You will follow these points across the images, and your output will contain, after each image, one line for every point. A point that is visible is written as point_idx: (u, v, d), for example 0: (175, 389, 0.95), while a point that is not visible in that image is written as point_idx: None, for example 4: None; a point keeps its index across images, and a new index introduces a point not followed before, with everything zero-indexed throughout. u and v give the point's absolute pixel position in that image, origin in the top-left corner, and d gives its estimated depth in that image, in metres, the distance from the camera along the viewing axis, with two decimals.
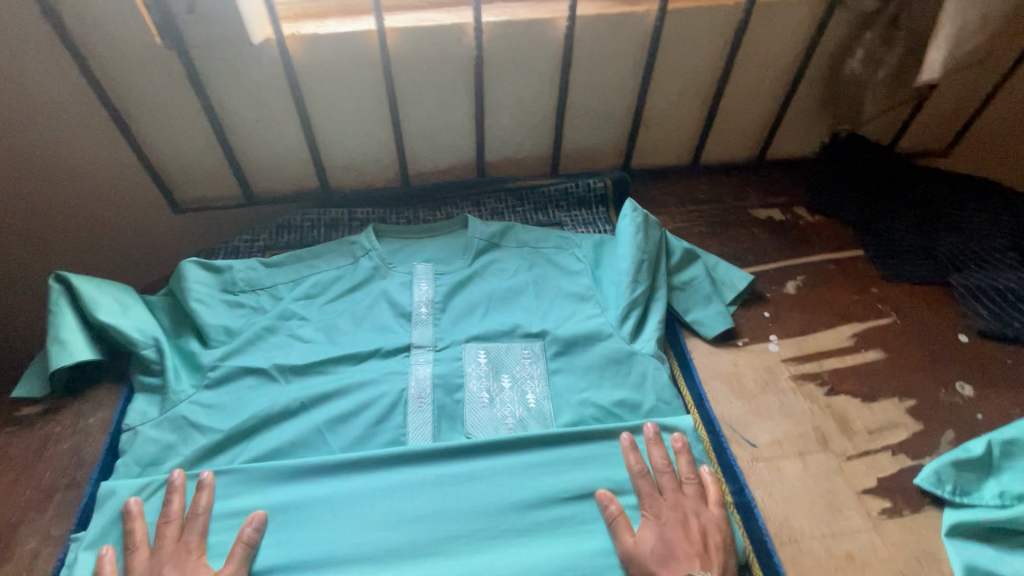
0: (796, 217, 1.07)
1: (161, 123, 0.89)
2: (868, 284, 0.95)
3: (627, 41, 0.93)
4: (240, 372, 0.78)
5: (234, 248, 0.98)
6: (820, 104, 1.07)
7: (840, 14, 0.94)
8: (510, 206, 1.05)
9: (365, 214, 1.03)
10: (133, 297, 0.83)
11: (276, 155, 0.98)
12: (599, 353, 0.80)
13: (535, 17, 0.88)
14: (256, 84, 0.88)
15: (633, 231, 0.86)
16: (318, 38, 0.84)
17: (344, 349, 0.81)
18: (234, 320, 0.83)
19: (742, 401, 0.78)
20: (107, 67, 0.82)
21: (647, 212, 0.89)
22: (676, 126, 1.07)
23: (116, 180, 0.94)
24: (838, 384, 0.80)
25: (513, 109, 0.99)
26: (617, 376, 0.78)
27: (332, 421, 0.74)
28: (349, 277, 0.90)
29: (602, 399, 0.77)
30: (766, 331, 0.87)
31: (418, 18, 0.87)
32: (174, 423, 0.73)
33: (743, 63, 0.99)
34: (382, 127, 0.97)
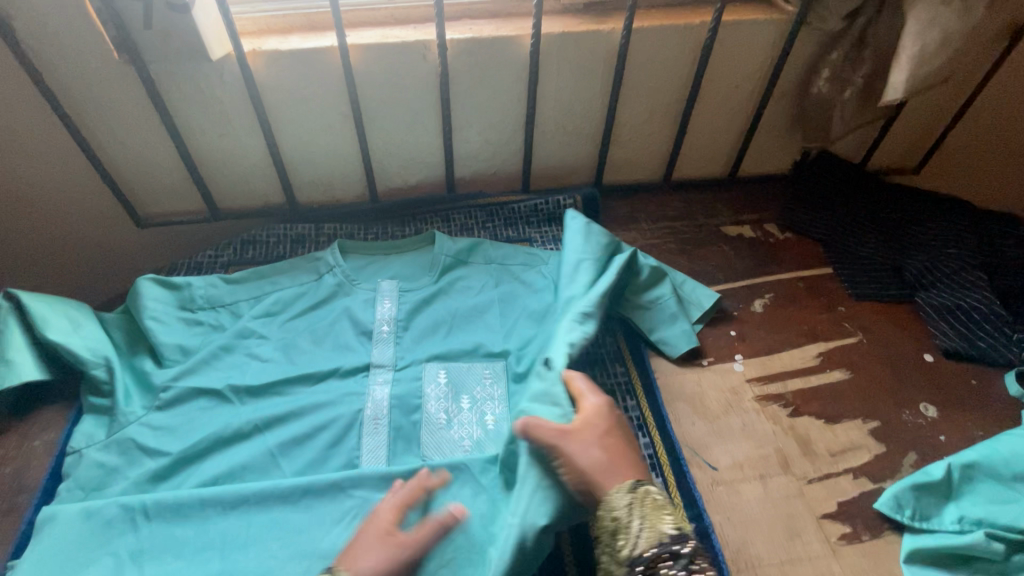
0: (767, 234, 1.07)
1: (121, 138, 0.88)
2: (837, 301, 0.95)
3: (595, 59, 0.93)
4: (193, 393, 0.76)
5: (196, 264, 0.96)
6: (790, 122, 1.07)
7: (807, 33, 0.95)
8: (480, 222, 1.05)
9: (332, 230, 1.02)
10: (86, 314, 0.81)
11: (241, 171, 0.97)
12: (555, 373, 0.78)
13: (500, 35, 0.88)
14: (217, 98, 0.86)
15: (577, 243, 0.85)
16: (281, 54, 0.84)
17: (302, 369, 0.80)
18: (190, 338, 0.82)
19: (705, 422, 0.77)
20: (64, 81, 0.80)
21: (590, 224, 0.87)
22: (646, 143, 1.07)
23: (75, 194, 0.92)
24: (801, 405, 0.80)
25: (482, 125, 0.99)
26: None
27: (285, 444, 0.73)
28: (313, 294, 0.88)
29: None
30: (731, 350, 0.86)
31: (382, 35, 0.87)
32: (121, 446, 0.71)
33: (711, 81, 0.99)
34: (349, 143, 0.97)
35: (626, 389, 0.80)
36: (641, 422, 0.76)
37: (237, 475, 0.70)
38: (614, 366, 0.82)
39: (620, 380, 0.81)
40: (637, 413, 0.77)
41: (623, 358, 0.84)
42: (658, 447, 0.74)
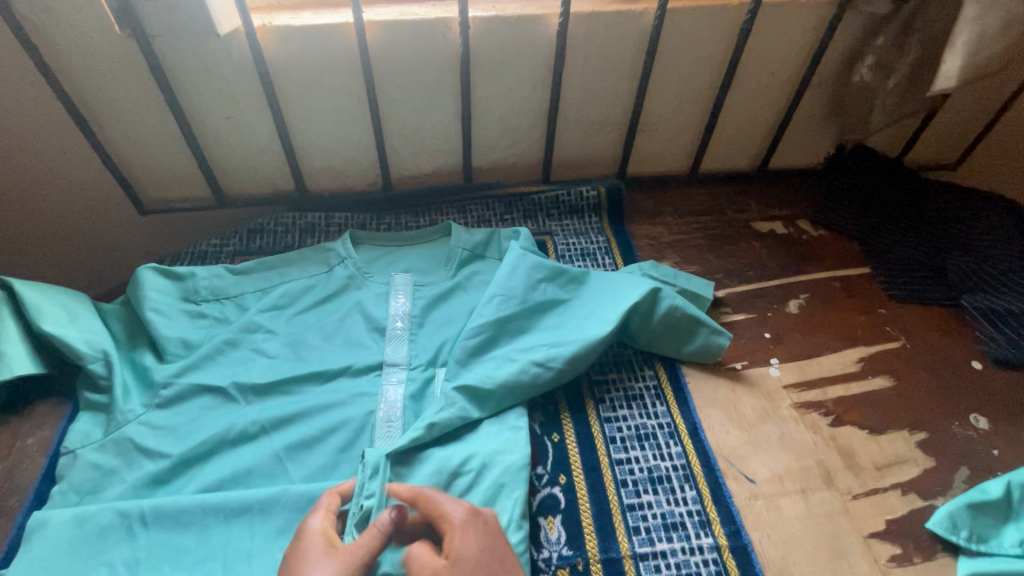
0: (799, 230, 1.02)
1: (123, 118, 0.83)
2: (876, 303, 0.89)
3: (625, 42, 0.87)
4: (195, 390, 0.72)
5: (200, 253, 0.92)
6: (826, 112, 1.02)
7: (851, 17, 0.89)
8: (498, 214, 1.00)
9: (343, 219, 0.97)
10: (84, 306, 0.76)
11: (249, 155, 0.92)
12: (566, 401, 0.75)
13: (526, 13, 0.82)
14: (224, 77, 0.81)
15: (527, 289, 0.78)
16: (292, 30, 0.78)
17: (311, 367, 0.75)
18: (193, 332, 0.77)
19: (741, 431, 0.72)
20: (62, 57, 0.75)
21: (521, 265, 0.79)
22: (674, 133, 1.01)
23: (74, 177, 0.87)
24: (842, 413, 0.75)
25: (503, 111, 0.93)
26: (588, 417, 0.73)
27: (292, 447, 0.68)
28: (322, 286, 0.83)
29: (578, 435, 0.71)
30: (766, 354, 0.81)
31: (401, 12, 0.81)
32: (118, 446, 0.67)
33: (747, 67, 0.93)
34: (363, 128, 0.92)
35: (655, 394, 0.75)
36: (672, 429, 0.72)
37: (242, 480, 0.66)
38: (643, 369, 0.78)
39: (649, 384, 0.76)
40: (668, 419, 0.73)
41: (652, 362, 0.79)
42: (691, 456, 0.69)
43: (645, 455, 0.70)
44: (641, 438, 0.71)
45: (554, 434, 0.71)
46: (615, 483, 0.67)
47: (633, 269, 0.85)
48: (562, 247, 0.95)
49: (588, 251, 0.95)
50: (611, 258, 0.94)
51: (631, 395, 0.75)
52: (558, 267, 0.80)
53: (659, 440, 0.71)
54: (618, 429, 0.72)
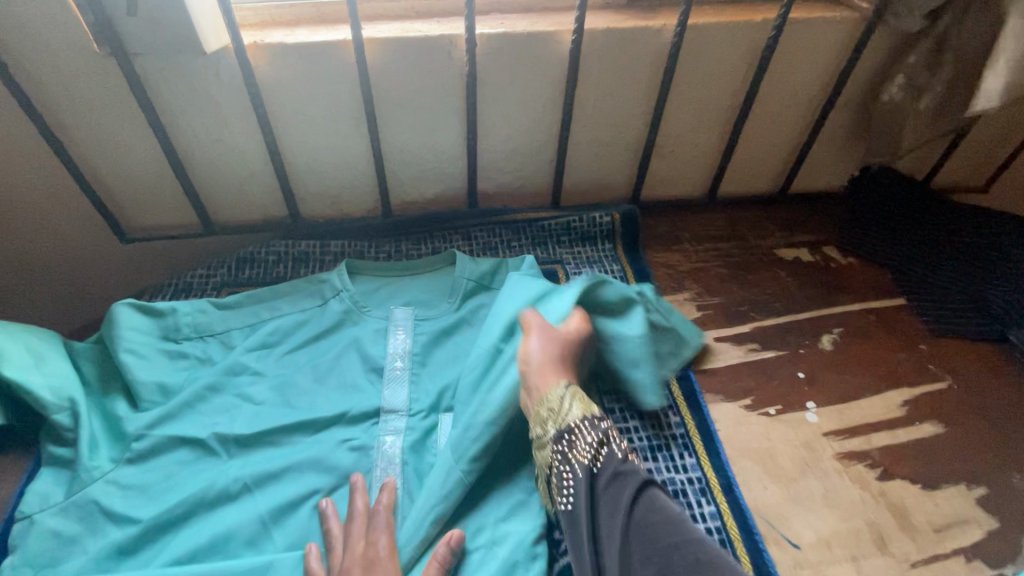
0: (827, 258, 0.96)
1: (103, 141, 0.77)
2: (915, 339, 0.83)
3: (640, 60, 0.82)
4: (172, 443, 0.64)
5: (185, 285, 0.85)
6: (852, 134, 0.96)
7: (880, 35, 0.84)
8: (505, 240, 0.93)
9: (340, 247, 0.91)
10: (51, 346, 0.69)
11: (238, 181, 0.86)
12: None
13: (536, 30, 0.77)
14: (211, 97, 0.76)
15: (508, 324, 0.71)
16: (285, 48, 0.73)
17: (301, 415, 0.68)
18: (173, 376, 0.70)
19: (779, 486, 0.65)
20: (35, 75, 0.70)
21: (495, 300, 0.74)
22: (691, 156, 0.96)
23: (46, 204, 0.81)
24: (890, 465, 0.67)
25: (510, 132, 0.88)
26: None
27: (279, 510, 0.61)
28: (315, 322, 0.77)
29: None
30: (802, 397, 0.74)
31: (402, 29, 0.76)
32: (81, 510, 0.59)
33: (769, 86, 0.88)
34: (362, 152, 0.86)
35: (683, 443, 0.68)
36: (703, 486, 0.64)
37: (221, 549, 0.58)
38: (667, 414, 0.71)
39: (677, 433, 0.69)
40: (698, 474, 0.66)
41: (677, 407, 0.72)
42: (727, 518, 0.62)
43: None
44: (669, 495, 0.64)
45: None
46: None
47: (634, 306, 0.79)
48: (574, 277, 0.89)
49: None
50: (628, 288, 0.87)
51: (655, 445, 0.68)
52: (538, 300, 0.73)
53: (689, 498, 0.64)
54: None
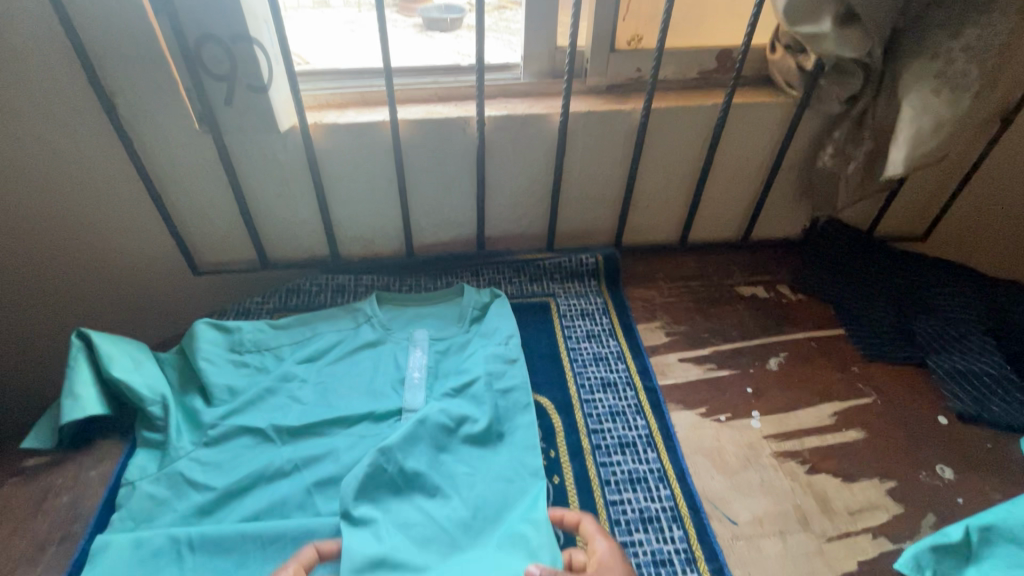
0: (779, 294, 1.13)
1: (191, 196, 0.99)
2: (850, 362, 0.98)
3: (615, 135, 1.02)
4: (238, 431, 0.81)
5: (244, 309, 1.04)
6: (798, 192, 1.15)
7: (811, 116, 1.04)
8: (507, 276, 1.12)
9: (371, 280, 1.10)
10: (146, 355, 0.88)
11: (293, 227, 1.07)
12: (565, 449, 0.83)
13: (533, 113, 0.98)
14: (279, 163, 0.97)
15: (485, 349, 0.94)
16: (338, 126, 0.95)
17: (338, 411, 0.85)
18: (238, 379, 0.88)
19: (724, 477, 0.80)
20: (150, 149, 0.92)
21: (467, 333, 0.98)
22: (663, 208, 1.15)
23: (141, 243, 1.02)
24: (818, 461, 0.82)
25: (513, 190, 1.08)
26: (583, 464, 0.81)
27: (321, 483, 0.77)
28: (349, 341, 0.96)
29: (566, 477, 0.80)
30: (748, 408, 0.90)
31: (428, 112, 0.98)
32: (171, 479, 0.76)
33: (723, 155, 1.08)
34: (392, 205, 1.06)
35: (647, 441, 0.84)
36: (661, 474, 0.80)
37: (278, 511, 0.74)
38: (635, 419, 0.87)
39: (642, 433, 0.85)
40: (658, 465, 0.81)
41: (644, 413, 0.88)
42: (679, 499, 0.77)
43: (637, 496, 0.77)
44: (633, 481, 0.79)
45: (554, 476, 0.80)
46: (609, 522, 0.74)
47: (600, 342, 1.00)
48: (563, 307, 1.07)
49: (587, 311, 1.06)
50: (608, 318, 1.04)
51: (624, 442, 0.84)
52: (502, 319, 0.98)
53: (649, 484, 0.79)
54: (612, 472, 0.80)
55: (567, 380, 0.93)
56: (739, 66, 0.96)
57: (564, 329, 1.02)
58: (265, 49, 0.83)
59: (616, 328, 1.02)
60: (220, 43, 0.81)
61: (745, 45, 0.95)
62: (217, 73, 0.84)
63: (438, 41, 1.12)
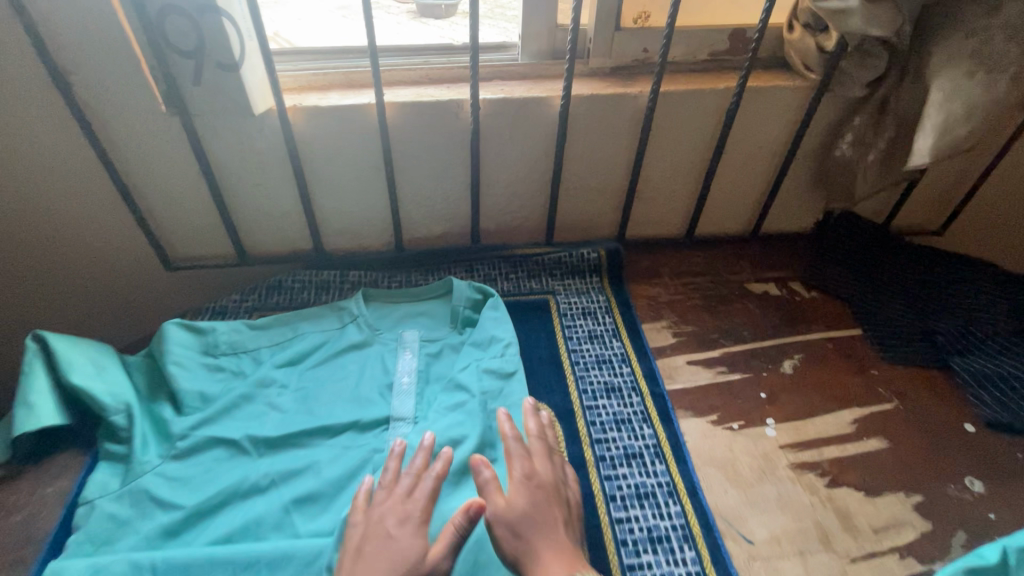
0: (792, 292, 1.07)
1: (160, 185, 0.91)
2: (868, 364, 0.92)
3: (620, 120, 0.95)
4: (210, 443, 0.75)
5: (221, 308, 0.97)
6: (812, 182, 1.09)
7: (829, 101, 0.97)
8: (503, 272, 1.05)
9: (357, 277, 1.03)
10: (110, 359, 0.81)
11: (272, 219, 0.99)
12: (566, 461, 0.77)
13: (531, 95, 0.91)
14: (255, 148, 0.89)
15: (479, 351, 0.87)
16: (319, 109, 0.87)
17: (320, 420, 0.79)
18: (211, 385, 0.81)
19: (738, 491, 0.74)
20: (112, 133, 0.84)
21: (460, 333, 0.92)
22: (669, 199, 1.08)
23: (106, 235, 0.94)
24: (838, 474, 0.76)
25: (510, 180, 1.00)
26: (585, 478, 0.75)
27: (300, 500, 0.70)
28: (334, 342, 0.89)
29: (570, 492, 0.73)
30: (762, 415, 0.83)
31: (418, 94, 0.90)
32: (134, 497, 0.69)
33: (734, 142, 1.01)
34: (379, 196, 0.99)
35: (654, 452, 0.78)
36: (671, 489, 0.74)
37: (251, 533, 0.67)
38: (642, 428, 0.81)
39: (649, 443, 0.79)
40: (666, 478, 0.75)
41: (651, 421, 0.82)
42: (690, 517, 0.71)
43: (645, 514, 0.71)
44: (640, 496, 0.73)
45: None
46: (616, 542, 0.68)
47: (604, 343, 0.93)
48: (563, 306, 1.00)
49: (589, 310, 0.99)
50: (611, 316, 0.98)
51: (630, 453, 0.78)
52: (498, 320, 0.90)
53: (658, 499, 0.73)
54: (618, 487, 0.74)
55: (568, 385, 0.87)
56: (754, 46, 0.88)
57: (564, 330, 0.96)
58: (236, 22, 0.75)
59: (619, 328, 0.96)
60: (186, 15, 0.73)
61: (761, 23, 0.88)
62: (182, 49, 0.76)
63: (428, 18, 1.04)
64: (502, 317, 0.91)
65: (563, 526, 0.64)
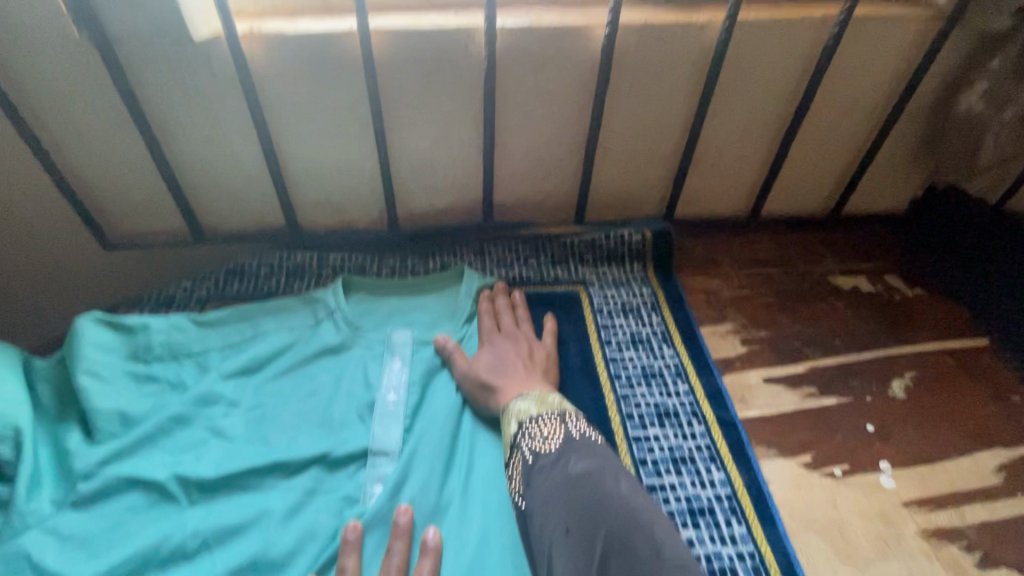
0: (889, 289, 0.84)
1: (82, 139, 0.70)
2: (1005, 387, 0.70)
3: (680, 61, 0.73)
4: (126, 484, 0.55)
5: (166, 298, 0.77)
6: (918, 149, 0.85)
7: (957, 38, 0.73)
8: (521, 258, 0.84)
9: (338, 260, 0.82)
10: (2, 364, 0.59)
11: (231, 186, 0.78)
12: None
13: (565, 23, 0.68)
14: (201, 90, 0.68)
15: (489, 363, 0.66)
16: (284, 37, 0.65)
17: (277, 453, 0.59)
18: (137, 402, 0.61)
19: (854, 570, 0.53)
20: (9, 65, 0.63)
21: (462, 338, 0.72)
22: (734, 169, 0.85)
23: (19, 204, 0.74)
24: (992, 547, 0.55)
25: (534, 140, 0.78)
26: None
27: (241, 572, 0.51)
28: (303, 344, 0.69)
29: None
30: (873, 456, 0.62)
31: (415, 20, 0.68)
32: (11, 565, 0.49)
33: (825, 94, 0.78)
34: (366, 157, 0.77)
35: (730, 508, 0.57)
36: (758, 565, 0.53)
37: None
38: (711, 471, 0.60)
39: (722, 495, 0.58)
40: (750, 548, 0.54)
41: (722, 461, 0.60)
42: None
43: None
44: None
45: None
46: None
47: (653, 352, 0.72)
48: (598, 301, 0.78)
49: (631, 307, 0.77)
50: (660, 316, 0.76)
51: (696, 509, 0.57)
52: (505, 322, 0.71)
53: None
54: None
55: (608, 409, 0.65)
56: None
57: (600, 334, 0.74)
58: None
59: (672, 332, 0.74)
60: None
61: None
62: None
63: None
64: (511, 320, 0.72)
65: (524, 368, 0.64)
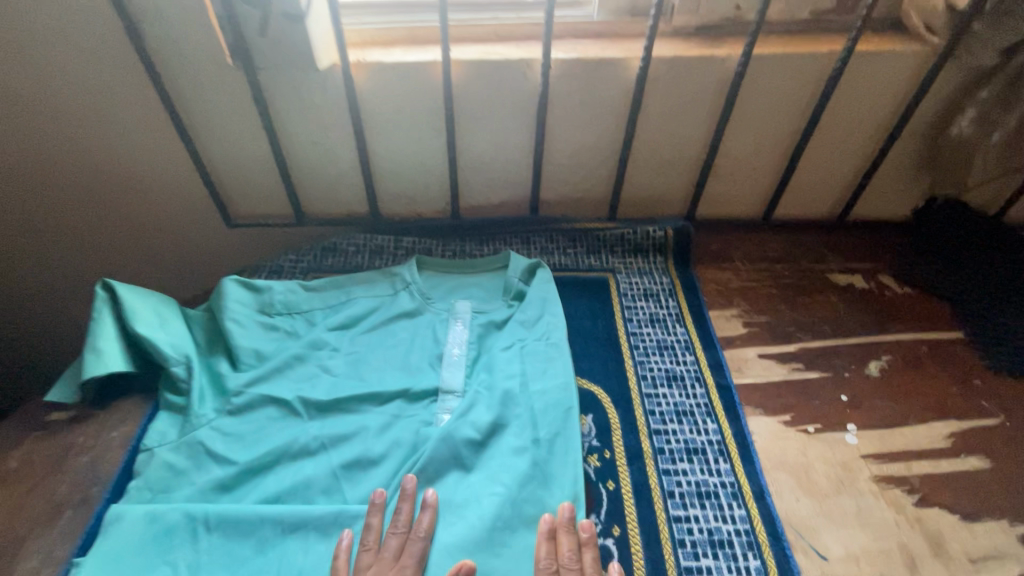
0: (882, 286, 0.96)
1: (223, 140, 0.90)
2: (970, 372, 0.82)
3: (702, 87, 0.87)
4: (263, 401, 0.75)
5: (278, 267, 0.97)
6: (917, 165, 0.96)
7: (951, 71, 0.85)
8: (561, 246, 1.00)
9: (411, 243, 1.00)
10: (173, 311, 0.81)
11: (330, 180, 0.97)
12: (620, 450, 0.72)
13: (607, 56, 0.83)
14: (316, 106, 0.87)
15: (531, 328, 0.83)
16: (383, 66, 0.83)
17: (370, 386, 0.77)
18: (266, 343, 0.81)
19: (812, 501, 0.68)
20: (179, 85, 0.83)
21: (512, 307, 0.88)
22: (748, 177, 0.99)
23: (172, 188, 0.95)
24: (930, 493, 0.68)
25: (576, 148, 0.94)
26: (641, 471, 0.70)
27: (347, 466, 0.70)
28: (386, 308, 0.88)
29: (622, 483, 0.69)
30: (842, 419, 0.76)
31: (485, 52, 0.85)
32: (191, 448, 0.70)
33: (831, 115, 0.90)
34: (438, 159, 0.95)
35: (718, 449, 0.72)
36: (736, 491, 0.68)
37: (297, 493, 0.68)
38: (706, 422, 0.75)
39: (712, 439, 0.73)
40: (731, 479, 0.69)
41: (716, 415, 0.76)
42: (756, 522, 0.65)
43: (705, 515, 0.66)
44: (701, 496, 0.68)
45: (609, 481, 0.69)
46: (672, 542, 0.64)
47: (667, 329, 0.87)
48: (624, 286, 0.94)
49: (651, 292, 0.93)
50: (676, 300, 0.91)
51: (691, 448, 0.72)
52: (549, 297, 0.87)
53: (721, 501, 0.67)
54: (676, 483, 0.69)
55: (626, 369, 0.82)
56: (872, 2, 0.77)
57: (624, 312, 0.90)
58: None
59: (684, 314, 0.89)
60: None
61: None
62: None
63: None
64: (551, 294, 0.88)
65: None
